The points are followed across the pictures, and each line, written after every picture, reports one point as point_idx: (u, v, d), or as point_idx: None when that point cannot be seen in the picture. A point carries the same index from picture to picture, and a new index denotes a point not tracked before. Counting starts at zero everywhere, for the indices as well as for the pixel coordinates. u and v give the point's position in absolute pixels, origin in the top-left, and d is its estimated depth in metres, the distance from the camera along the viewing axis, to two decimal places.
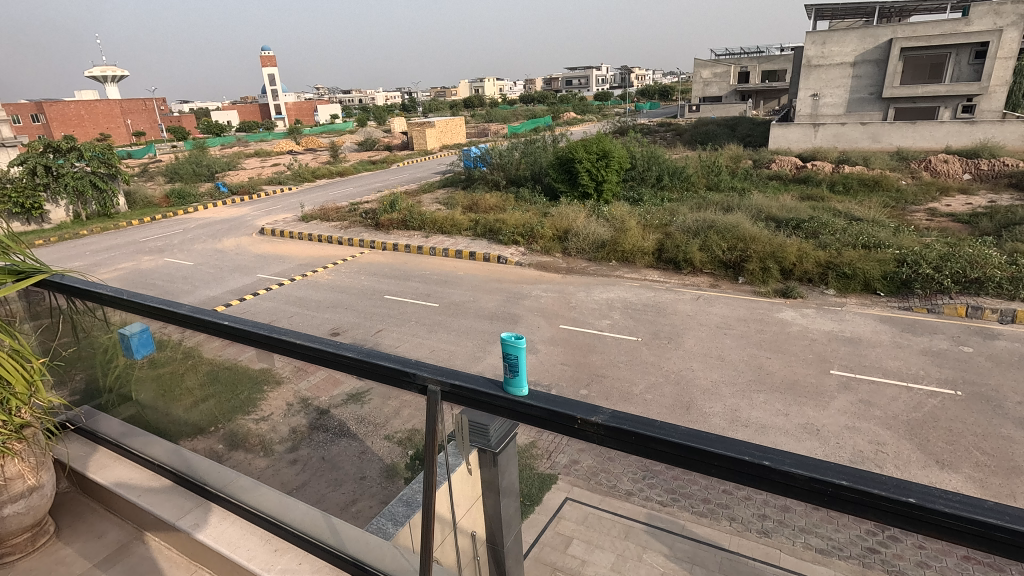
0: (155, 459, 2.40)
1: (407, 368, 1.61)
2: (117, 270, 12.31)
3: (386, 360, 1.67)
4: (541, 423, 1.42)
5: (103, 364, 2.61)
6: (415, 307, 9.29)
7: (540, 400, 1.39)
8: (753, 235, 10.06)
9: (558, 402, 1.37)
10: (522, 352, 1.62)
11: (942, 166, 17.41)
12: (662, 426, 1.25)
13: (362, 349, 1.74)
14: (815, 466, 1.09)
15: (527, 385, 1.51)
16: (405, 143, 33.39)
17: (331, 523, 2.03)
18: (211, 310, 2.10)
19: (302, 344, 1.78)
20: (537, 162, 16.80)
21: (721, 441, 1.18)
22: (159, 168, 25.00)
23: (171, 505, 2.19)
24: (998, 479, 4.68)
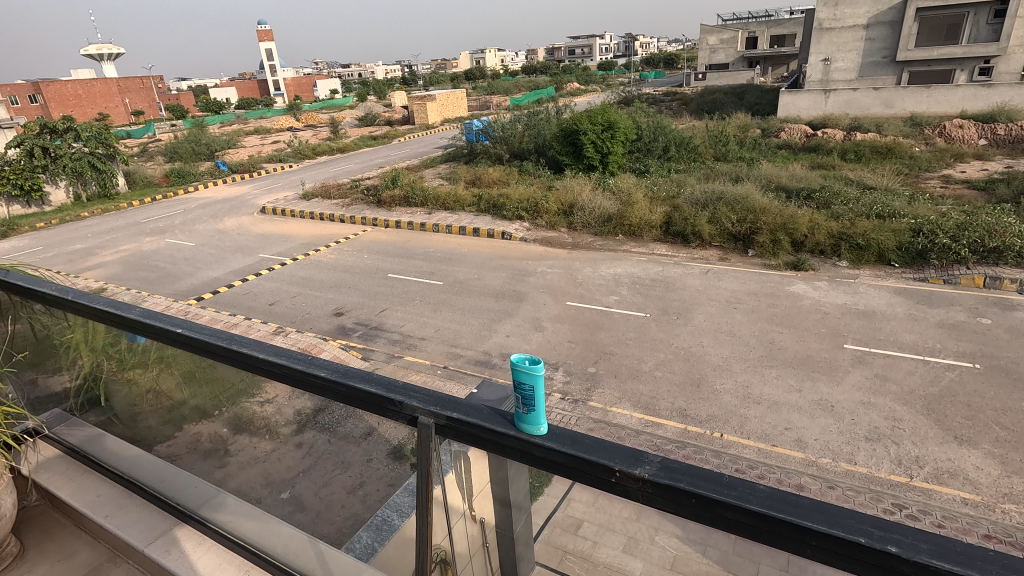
0: (126, 472, 2.21)
1: (391, 397, 1.47)
2: (120, 252, 12.20)
3: (364, 380, 1.54)
4: (563, 470, 1.27)
5: (67, 362, 2.47)
6: (419, 285, 9.16)
7: (565, 443, 1.25)
8: (763, 206, 9.82)
9: (584, 447, 1.23)
10: (538, 380, 1.43)
11: (957, 132, 16.92)
12: (734, 485, 1.09)
13: (336, 370, 1.61)
14: (959, 556, 0.91)
15: (545, 423, 1.37)
16: (406, 117, 32.89)
17: (318, 550, 1.90)
18: (178, 321, 2.01)
19: (267, 361, 1.67)
20: (541, 135, 16.44)
21: (821, 511, 1.01)
22: (159, 147, 24.70)
23: (146, 527, 2.00)
24: (1018, 454, 4.56)
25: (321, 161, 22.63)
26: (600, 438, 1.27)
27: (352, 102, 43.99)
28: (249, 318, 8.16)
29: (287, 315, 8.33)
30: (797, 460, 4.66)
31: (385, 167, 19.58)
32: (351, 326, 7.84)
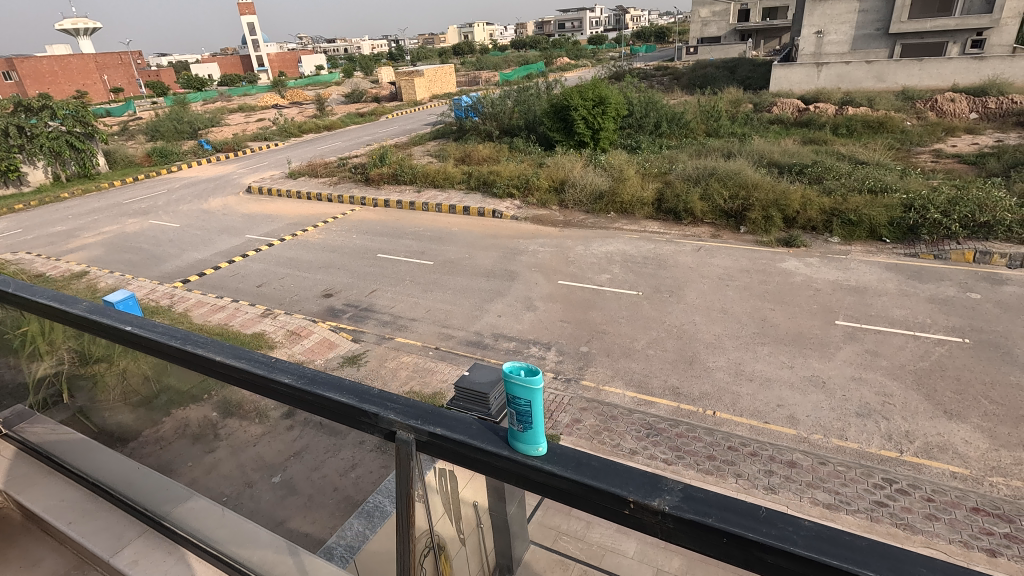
0: (92, 475, 2.08)
1: (364, 405, 1.36)
2: (102, 234, 11.95)
3: (333, 388, 1.44)
4: (564, 495, 1.18)
5: (24, 357, 2.36)
6: (409, 265, 9.05)
7: (567, 465, 1.16)
8: (756, 182, 9.74)
9: (589, 471, 1.13)
10: (536, 397, 1.34)
11: (948, 105, 16.85)
12: (773, 522, 0.99)
13: (302, 375, 1.51)
14: None
15: (544, 443, 1.25)
16: (394, 94, 32.28)
17: (297, 560, 1.74)
18: (134, 318, 1.88)
19: (226, 364, 1.57)
20: (531, 111, 16.17)
21: (879, 556, 0.91)
22: (140, 125, 24.10)
23: (110, 534, 1.86)
24: (1006, 428, 4.61)
25: (307, 139, 22.18)
26: (608, 460, 1.17)
27: (338, 79, 43.05)
28: (237, 300, 8.03)
29: (275, 297, 8.20)
30: (788, 437, 4.67)
31: (372, 145, 19.25)
32: (341, 307, 7.73)
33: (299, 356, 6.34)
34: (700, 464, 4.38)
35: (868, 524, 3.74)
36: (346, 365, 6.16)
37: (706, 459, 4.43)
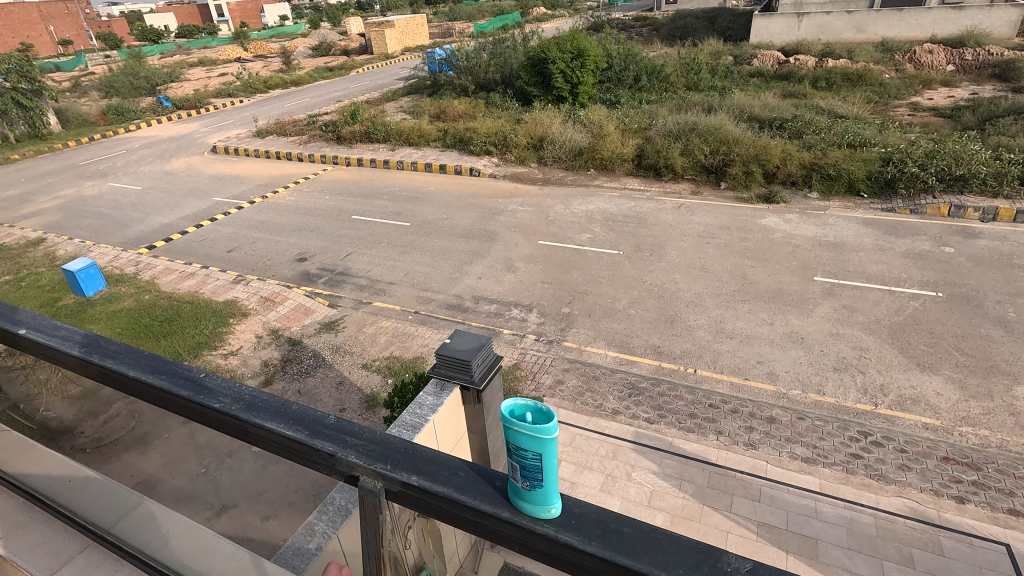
0: (12, 474, 1.65)
1: (314, 443, 1.20)
2: (58, 198, 11.34)
3: (275, 417, 1.26)
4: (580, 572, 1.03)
5: None
6: (385, 227, 8.79)
7: (593, 535, 1.00)
8: (737, 137, 9.61)
9: (623, 541, 0.96)
10: (548, 454, 1.25)
11: (926, 58, 16.76)
12: None
13: (237, 398, 1.31)
14: None
15: (557, 504, 1.07)
16: (363, 46, 30.82)
17: None
18: (41, 320, 1.63)
19: (149, 384, 1.37)
20: (508, 64, 15.59)
21: None
22: (93, 81, 22.68)
23: (39, 551, 1.44)
24: (976, 379, 4.75)
25: (273, 95, 21.17)
26: (645, 528, 0.98)
27: (304, 30, 40.89)
28: (206, 266, 7.73)
29: (246, 262, 7.93)
30: (768, 393, 4.74)
31: (343, 101, 18.46)
32: (316, 272, 7.51)
33: (275, 324, 6.17)
34: (682, 422, 4.41)
35: (844, 476, 3.84)
36: (323, 331, 6.02)
37: (687, 417, 4.47)
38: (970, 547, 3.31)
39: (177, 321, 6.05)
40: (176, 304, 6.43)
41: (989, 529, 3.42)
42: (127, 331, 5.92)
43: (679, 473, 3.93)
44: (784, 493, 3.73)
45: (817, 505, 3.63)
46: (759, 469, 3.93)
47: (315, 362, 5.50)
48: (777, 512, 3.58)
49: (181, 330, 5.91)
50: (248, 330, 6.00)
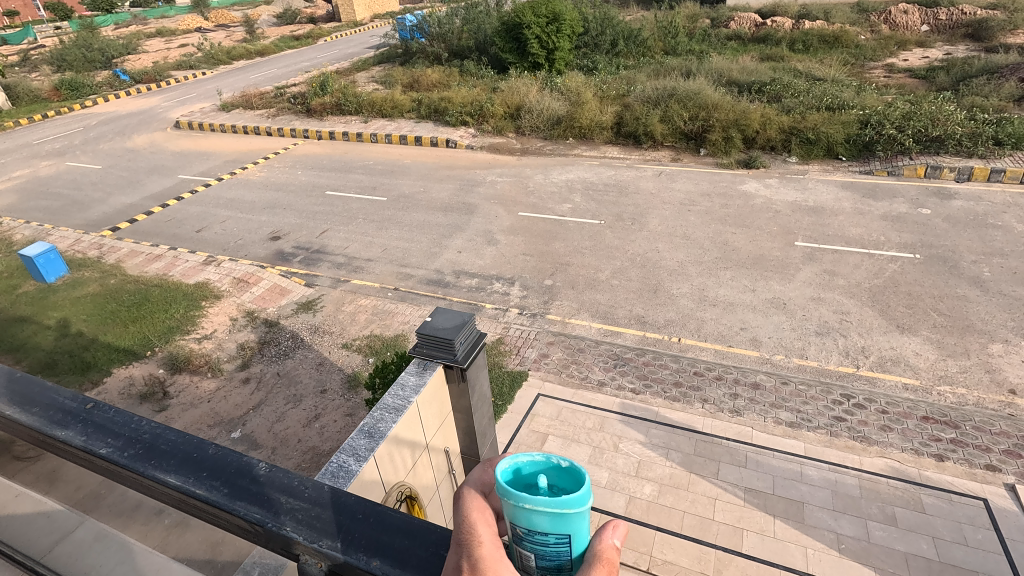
0: None
1: (235, 509, 1.11)
2: (12, 179, 10.75)
3: (189, 473, 1.19)
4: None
5: None
6: (361, 202, 8.55)
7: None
8: (716, 102, 9.48)
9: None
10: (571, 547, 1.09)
11: (901, 18, 16.71)
12: None
13: (155, 456, 1.23)
14: None
15: None
16: (331, 13, 29.60)
17: None
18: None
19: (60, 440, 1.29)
20: (482, 30, 15.08)
21: None
22: (42, 54, 21.41)
23: None
24: (953, 338, 4.83)
25: (237, 66, 20.28)
26: None
27: None
28: (174, 248, 7.44)
29: (217, 242, 7.64)
30: (751, 359, 4.76)
31: (311, 71, 17.75)
32: (290, 251, 7.27)
33: (249, 306, 5.98)
34: (667, 391, 4.41)
35: (828, 439, 3.89)
36: (300, 311, 5.85)
37: (673, 386, 4.47)
38: (949, 503, 3.38)
39: (147, 305, 5.83)
40: (144, 288, 6.18)
41: (967, 485, 3.50)
42: (93, 318, 5.69)
43: (666, 442, 3.93)
44: (770, 458, 3.75)
45: (802, 468, 3.66)
46: (745, 435, 3.95)
47: (293, 343, 5.35)
48: (762, 477, 3.61)
49: (151, 315, 5.70)
50: (222, 312, 5.82)
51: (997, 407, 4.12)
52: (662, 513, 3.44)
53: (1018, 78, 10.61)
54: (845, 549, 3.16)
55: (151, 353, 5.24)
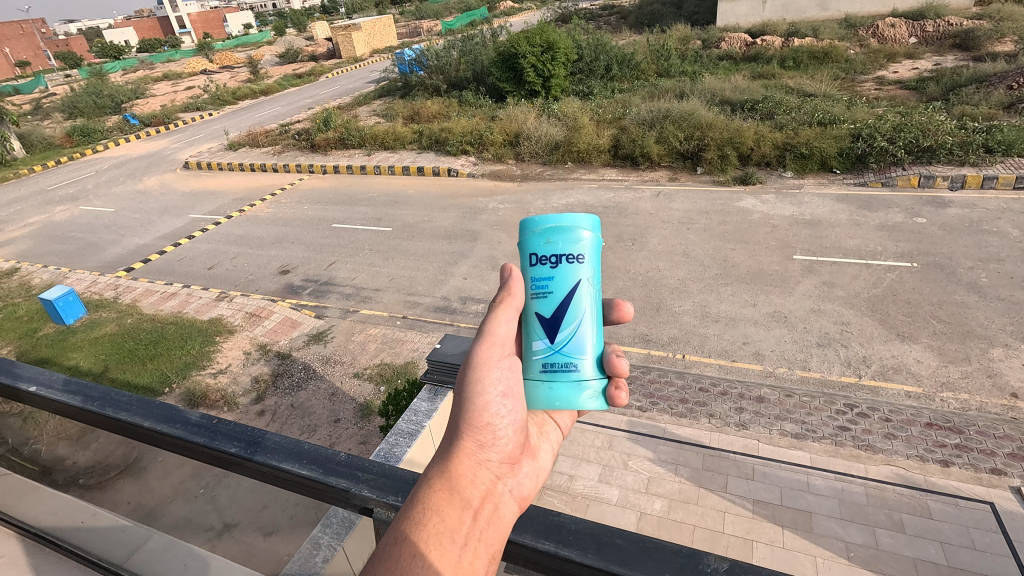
0: (16, 514, 1.67)
1: (330, 480, 1.11)
2: (28, 225, 11.07)
3: (289, 456, 1.16)
4: (549, 570, 0.98)
5: None
6: (367, 233, 8.76)
7: (587, 547, 0.92)
8: (709, 122, 9.74)
9: (615, 553, 0.91)
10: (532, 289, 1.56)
11: (888, 31, 17.03)
12: None
13: (255, 438, 1.21)
14: None
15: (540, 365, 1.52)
16: (332, 51, 30.44)
17: None
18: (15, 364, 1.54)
19: (155, 428, 1.25)
20: (479, 61, 15.50)
21: None
22: (54, 102, 22.11)
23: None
24: (953, 344, 4.90)
25: (243, 106, 20.89)
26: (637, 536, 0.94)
27: (270, 37, 40.21)
28: (188, 285, 7.65)
29: (228, 278, 7.85)
30: (756, 372, 4.84)
31: (314, 108, 18.24)
32: (300, 284, 7.46)
33: (262, 339, 6.13)
34: (674, 408, 4.49)
35: (833, 449, 3.95)
36: (312, 343, 6.00)
37: (679, 402, 4.55)
38: (956, 507, 3.43)
39: (163, 343, 5.99)
40: (160, 326, 6.36)
41: (973, 489, 3.55)
42: (112, 357, 5.85)
43: (674, 458, 4.00)
44: (777, 469, 3.81)
45: (810, 478, 3.72)
46: (752, 448, 4.02)
47: (306, 375, 5.48)
48: (771, 488, 3.67)
49: (168, 352, 5.86)
50: (236, 347, 5.98)
51: (1000, 411, 4.18)
52: (673, 527, 3.50)
53: (1006, 86, 10.80)
54: (853, 557, 3.20)
55: (168, 389, 5.37)
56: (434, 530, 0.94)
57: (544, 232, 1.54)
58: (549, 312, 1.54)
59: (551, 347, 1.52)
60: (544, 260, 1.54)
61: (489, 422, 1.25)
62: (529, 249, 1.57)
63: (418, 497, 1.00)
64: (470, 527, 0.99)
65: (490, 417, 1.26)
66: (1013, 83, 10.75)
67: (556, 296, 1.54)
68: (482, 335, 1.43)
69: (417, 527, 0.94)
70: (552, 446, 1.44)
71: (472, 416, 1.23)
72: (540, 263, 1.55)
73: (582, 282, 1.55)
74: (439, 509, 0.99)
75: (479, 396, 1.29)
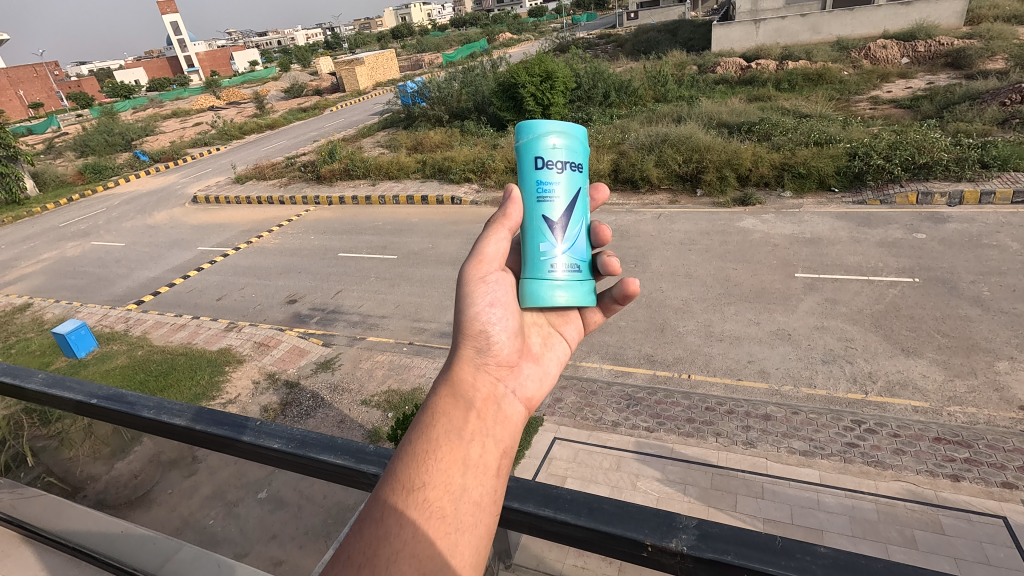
0: (59, 532, 1.85)
1: (363, 468, 1.16)
2: (41, 261, 11.28)
3: (325, 449, 1.22)
4: (546, 532, 1.05)
5: None
6: (373, 261, 8.89)
7: (580, 511, 0.99)
8: (707, 144, 9.92)
9: (604, 516, 0.97)
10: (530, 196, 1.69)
11: (880, 53, 17.38)
12: (791, 552, 0.87)
13: (293, 434, 1.28)
14: None
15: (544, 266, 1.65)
16: (336, 84, 31.20)
17: None
18: (74, 380, 1.64)
19: (206, 431, 1.34)
20: (479, 92, 15.87)
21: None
22: (67, 141, 22.67)
23: None
24: (959, 358, 4.91)
25: (250, 141, 21.36)
26: (623, 501, 1.00)
27: (276, 73, 41.27)
28: (197, 317, 7.75)
29: (236, 309, 7.95)
30: (761, 391, 4.86)
31: (319, 141, 18.64)
32: (307, 313, 7.55)
33: (271, 368, 6.19)
34: (681, 428, 4.50)
35: (842, 466, 3.95)
36: (320, 370, 6.05)
37: (686, 422, 4.56)
38: (969, 523, 3.39)
39: (173, 374, 6.07)
40: (170, 357, 6.44)
41: (985, 504, 3.53)
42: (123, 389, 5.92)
43: (682, 478, 3.98)
44: (786, 487, 3.80)
45: (819, 496, 3.71)
46: (760, 467, 4.01)
47: (314, 403, 5.52)
48: (781, 507, 3.64)
49: (178, 383, 5.92)
50: (245, 376, 6.05)
51: (1009, 424, 4.17)
52: None
53: (999, 102, 10.97)
54: None
55: None
56: (442, 430, 1.06)
57: (546, 137, 1.69)
58: (556, 215, 1.69)
59: (560, 248, 1.68)
60: (548, 165, 1.69)
61: (484, 326, 1.37)
62: (532, 154, 1.69)
63: (426, 404, 1.13)
64: (474, 422, 1.11)
65: (485, 321, 1.38)
66: (1006, 100, 10.92)
67: (561, 200, 1.70)
68: (473, 254, 1.48)
69: (425, 429, 1.07)
70: (563, 354, 1.57)
71: (468, 324, 1.35)
72: (545, 167, 1.68)
73: (579, 188, 1.75)
74: (444, 412, 1.10)
75: (472, 305, 1.40)
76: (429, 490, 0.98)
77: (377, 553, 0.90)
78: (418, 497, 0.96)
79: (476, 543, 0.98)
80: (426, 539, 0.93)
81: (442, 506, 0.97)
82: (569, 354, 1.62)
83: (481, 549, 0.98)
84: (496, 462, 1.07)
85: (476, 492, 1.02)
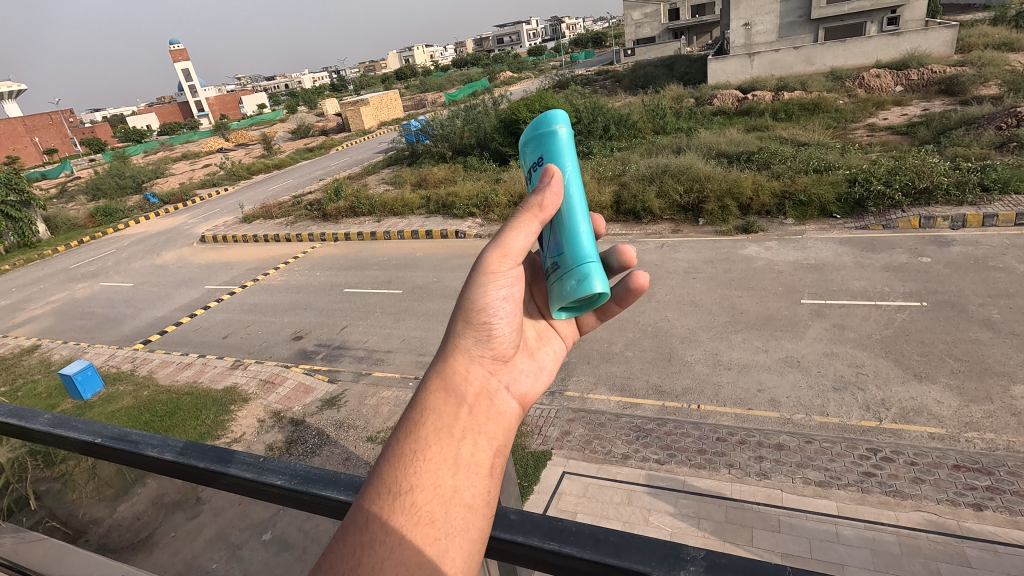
0: None
1: None
2: (50, 303, 11.39)
3: (329, 485, 1.20)
4: (553, 567, 1.00)
5: None
6: (378, 296, 8.93)
7: (585, 544, 0.96)
8: (707, 174, 10.05)
9: (609, 547, 0.94)
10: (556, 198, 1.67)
11: (875, 82, 17.69)
12: None
13: (297, 469, 1.27)
14: None
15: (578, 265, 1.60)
16: (342, 125, 31.96)
17: None
18: (78, 420, 1.63)
19: (209, 469, 1.33)
20: (481, 128, 16.20)
21: None
22: (80, 186, 23.14)
23: None
24: (972, 382, 4.83)
25: (257, 180, 21.80)
26: (629, 532, 0.97)
27: (283, 115, 42.35)
28: (203, 355, 7.75)
29: (242, 347, 7.96)
30: (773, 420, 4.77)
31: (324, 179, 19.01)
32: (313, 349, 7.55)
33: (276, 406, 6.14)
34: (692, 459, 4.41)
35: (860, 496, 3.85)
36: (325, 408, 6.00)
37: (697, 454, 4.47)
38: (995, 555, 3.27)
39: (178, 414, 6.03)
40: (176, 397, 6.42)
41: (1011, 535, 3.41)
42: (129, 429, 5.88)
43: (696, 512, 3.87)
44: (803, 520, 3.69)
45: (838, 529, 3.59)
46: (775, 499, 3.91)
47: (320, 441, 5.46)
48: (799, 540, 3.53)
49: (183, 423, 5.88)
50: (251, 414, 6.01)
51: None
52: None
53: (995, 126, 11.10)
54: None
55: None
56: (431, 428, 1.10)
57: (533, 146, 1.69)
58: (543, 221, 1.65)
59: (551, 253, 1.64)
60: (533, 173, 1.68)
61: (489, 317, 1.35)
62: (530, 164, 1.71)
63: (417, 402, 1.17)
64: (467, 418, 1.15)
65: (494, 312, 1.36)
66: (1002, 124, 11.03)
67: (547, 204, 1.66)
68: (495, 243, 1.40)
69: (415, 427, 1.10)
70: (559, 345, 1.69)
71: (473, 312, 1.33)
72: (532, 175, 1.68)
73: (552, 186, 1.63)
74: (435, 407, 1.14)
75: (483, 293, 1.35)
76: (415, 492, 1.00)
77: (361, 562, 0.90)
78: (405, 502, 0.99)
79: (467, 548, 0.99)
80: (415, 546, 0.95)
81: (430, 510, 0.99)
82: (561, 349, 1.71)
83: (472, 553, 0.99)
84: (488, 462, 1.11)
85: (467, 494, 1.04)
